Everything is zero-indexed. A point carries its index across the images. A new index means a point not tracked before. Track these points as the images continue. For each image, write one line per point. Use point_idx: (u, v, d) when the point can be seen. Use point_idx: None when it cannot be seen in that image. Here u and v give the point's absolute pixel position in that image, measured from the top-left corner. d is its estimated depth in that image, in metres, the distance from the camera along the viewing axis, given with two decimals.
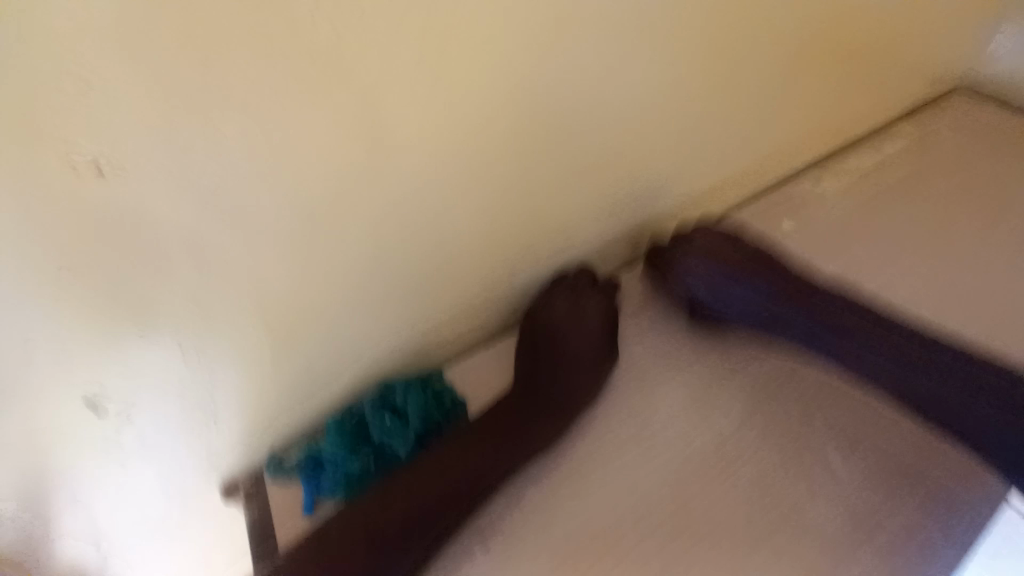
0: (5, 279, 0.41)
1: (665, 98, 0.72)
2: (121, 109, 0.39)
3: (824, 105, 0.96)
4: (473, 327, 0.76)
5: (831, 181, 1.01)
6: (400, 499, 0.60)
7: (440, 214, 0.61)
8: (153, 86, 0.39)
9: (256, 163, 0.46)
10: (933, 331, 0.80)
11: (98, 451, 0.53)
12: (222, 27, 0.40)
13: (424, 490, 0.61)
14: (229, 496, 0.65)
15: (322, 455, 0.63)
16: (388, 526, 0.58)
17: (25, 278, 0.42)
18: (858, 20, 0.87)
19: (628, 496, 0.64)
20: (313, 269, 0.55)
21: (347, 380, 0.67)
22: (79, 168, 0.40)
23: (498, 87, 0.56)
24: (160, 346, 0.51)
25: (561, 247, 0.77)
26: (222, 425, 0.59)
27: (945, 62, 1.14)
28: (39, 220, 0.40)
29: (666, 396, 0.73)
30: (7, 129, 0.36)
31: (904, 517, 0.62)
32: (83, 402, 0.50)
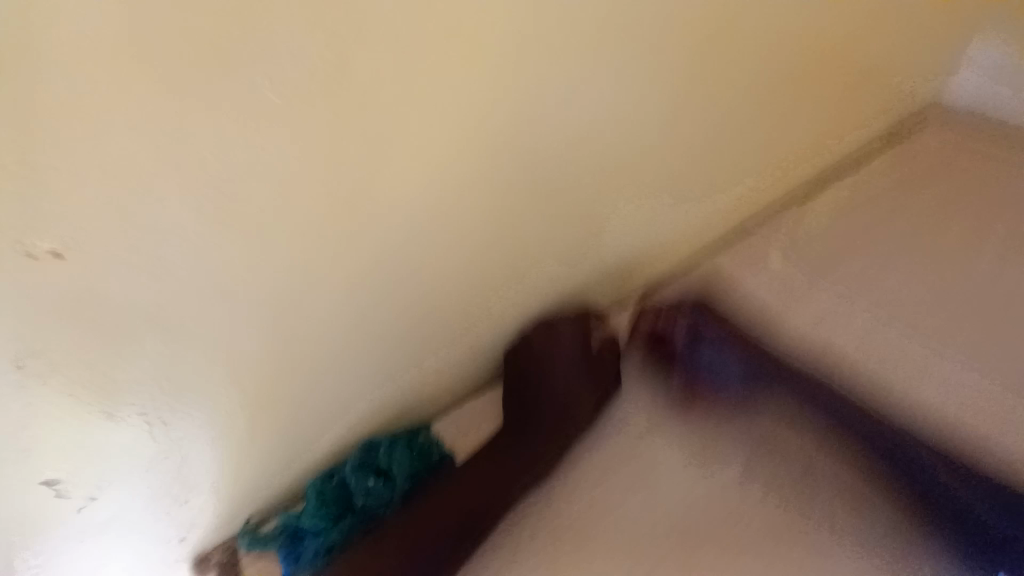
0: None
1: (644, 138, 0.72)
2: (86, 186, 0.39)
3: (806, 137, 0.96)
4: (455, 380, 0.74)
5: (819, 211, 0.99)
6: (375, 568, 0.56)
7: (418, 251, 0.59)
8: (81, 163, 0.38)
9: (211, 235, 0.45)
10: (935, 368, 0.76)
11: (55, 535, 0.50)
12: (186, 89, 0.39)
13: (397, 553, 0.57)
14: (202, 571, 0.60)
15: (301, 524, 0.60)
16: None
17: None
18: (830, 54, 0.88)
19: (637, 555, 0.60)
20: (289, 330, 0.54)
21: (326, 442, 0.64)
22: (32, 254, 0.39)
23: (474, 134, 0.56)
24: (125, 421, 0.49)
25: (547, 286, 0.76)
26: (192, 500, 0.56)
27: (921, 90, 1.15)
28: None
29: (666, 442, 0.70)
30: None
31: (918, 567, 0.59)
32: (44, 487, 0.47)
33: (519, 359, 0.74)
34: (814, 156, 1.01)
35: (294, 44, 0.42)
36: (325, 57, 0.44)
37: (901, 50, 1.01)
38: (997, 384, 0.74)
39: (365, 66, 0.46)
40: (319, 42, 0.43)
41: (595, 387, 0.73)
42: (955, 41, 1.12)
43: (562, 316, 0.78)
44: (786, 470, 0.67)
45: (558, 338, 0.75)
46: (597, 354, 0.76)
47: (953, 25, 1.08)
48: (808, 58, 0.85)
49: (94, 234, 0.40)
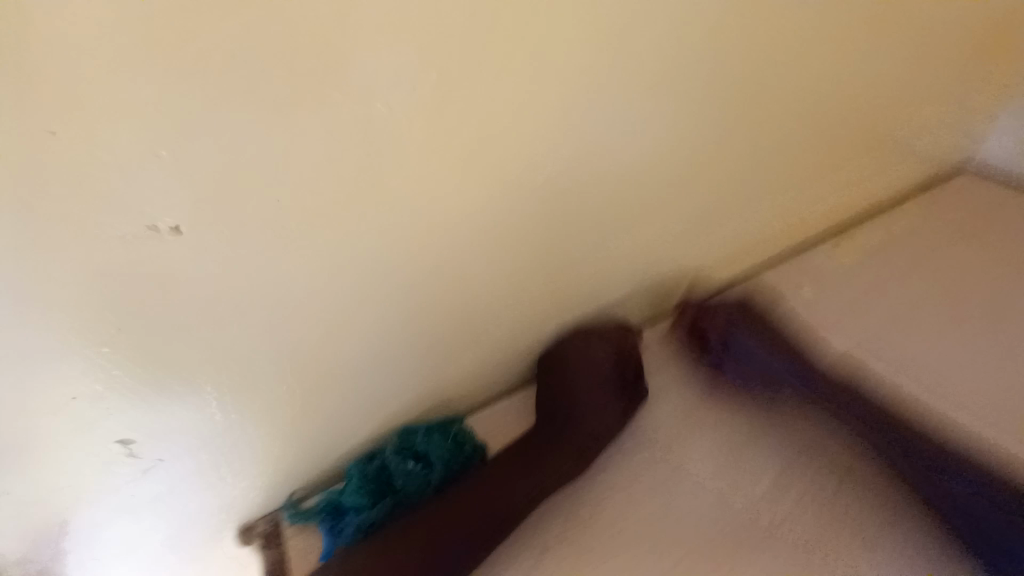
0: (71, 320, 0.44)
1: (695, 161, 0.74)
2: (201, 173, 0.43)
3: (847, 173, 0.98)
4: (492, 379, 0.76)
5: (848, 254, 1.02)
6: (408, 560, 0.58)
7: (473, 264, 0.63)
8: (206, 150, 0.42)
9: (299, 225, 0.49)
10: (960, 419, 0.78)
11: (124, 489, 0.54)
12: (296, 91, 0.43)
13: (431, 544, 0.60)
14: (246, 539, 0.63)
15: (343, 501, 0.63)
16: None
17: (92, 319, 0.45)
18: (881, 95, 0.90)
19: (663, 564, 0.62)
20: (351, 319, 0.58)
21: (369, 428, 0.67)
22: (155, 228, 0.43)
23: (538, 151, 0.60)
24: (200, 390, 0.53)
25: (587, 300, 0.78)
26: (244, 470, 0.60)
27: (961, 139, 1.16)
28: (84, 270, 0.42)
29: (693, 457, 0.72)
30: (103, 188, 0.40)
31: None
32: (116, 444, 0.51)
33: (555, 361, 0.76)
34: (852, 194, 1.03)
35: (394, 58, 0.46)
36: (419, 72, 0.48)
37: (949, 96, 1.03)
38: (1013, 436, 0.76)
39: (456, 87, 0.51)
40: (421, 61, 0.48)
41: (626, 395, 0.75)
42: (1000, 94, 1.14)
43: (598, 324, 0.81)
44: (804, 502, 0.68)
45: (594, 344, 0.77)
46: (631, 364, 0.78)
47: (999, 79, 1.10)
48: (859, 99, 0.88)
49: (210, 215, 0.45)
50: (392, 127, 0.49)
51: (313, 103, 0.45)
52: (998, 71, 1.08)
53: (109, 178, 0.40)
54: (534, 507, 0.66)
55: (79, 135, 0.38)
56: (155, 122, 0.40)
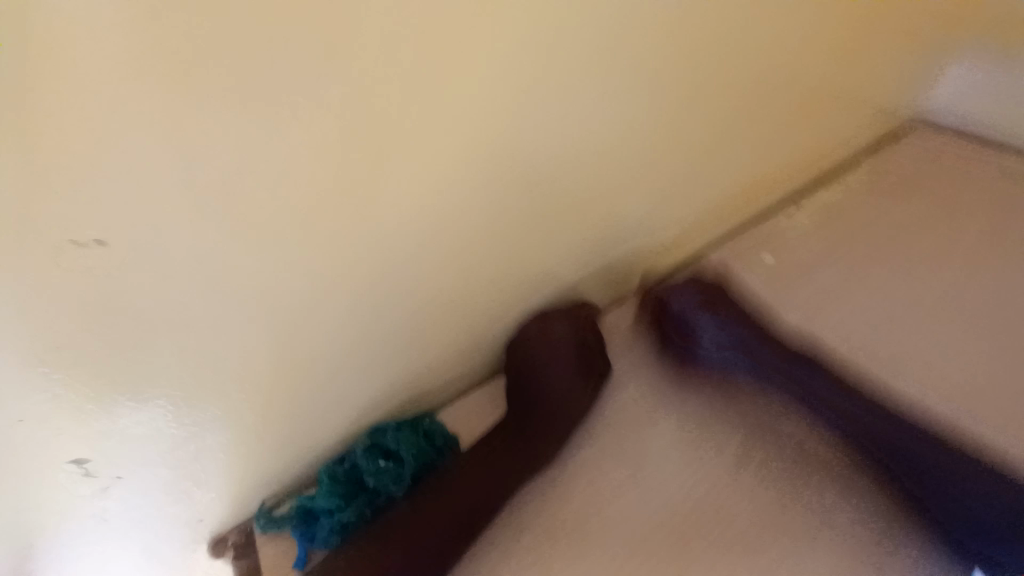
0: (12, 341, 0.43)
1: (641, 139, 0.74)
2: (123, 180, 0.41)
3: (798, 142, 0.99)
4: (457, 371, 0.76)
5: (804, 218, 1.03)
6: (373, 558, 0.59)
7: (420, 256, 0.62)
8: (118, 156, 0.41)
9: (233, 231, 0.48)
10: (913, 375, 0.80)
11: (85, 511, 0.53)
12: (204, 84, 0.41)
13: (396, 541, 0.60)
14: (218, 552, 0.63)
15: (314, 506, 0.63)
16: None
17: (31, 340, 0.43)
18: (825, 61, 0.91)
19: (631, 541, 0.64)
20: (298, 318, 0.56)
21: (336, 429, 0.67)
22: (80, 242, 0.42)
23: (476, 136, 0.59)
24: (151, 404, 0.52)
25: (545, 285, 0.78)
26: (209, 483, 0.59)
27: (910, 100, 1.17)
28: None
29: (657, 434, 0.74)
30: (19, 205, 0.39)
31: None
32: (71, 466, 0.50)
33: (517, 349, 0.76)
34: (805, 159, 1.04)
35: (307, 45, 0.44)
36: (337, 58, 0.46)
37: (895, 57, 1.03)
38: (969, 383, 0.79)
39: (377, 79, 0.49)
40: (339, 61, 0.46)
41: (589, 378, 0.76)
42: (945, 55, 1.15)
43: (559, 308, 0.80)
44: (767, 465, 0.71)
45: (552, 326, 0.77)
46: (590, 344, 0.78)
47: (943, 38, 1.11)
48: (801, 65, 0.87)
49: (135, 226, 0.44)
50: (319, 130, 0.48)
51: (226, 105, 0.43)
52: (942, 27, 1.08)
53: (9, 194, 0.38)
54: (507, 495, 0.66)
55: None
56: (54, 131, 0.38)
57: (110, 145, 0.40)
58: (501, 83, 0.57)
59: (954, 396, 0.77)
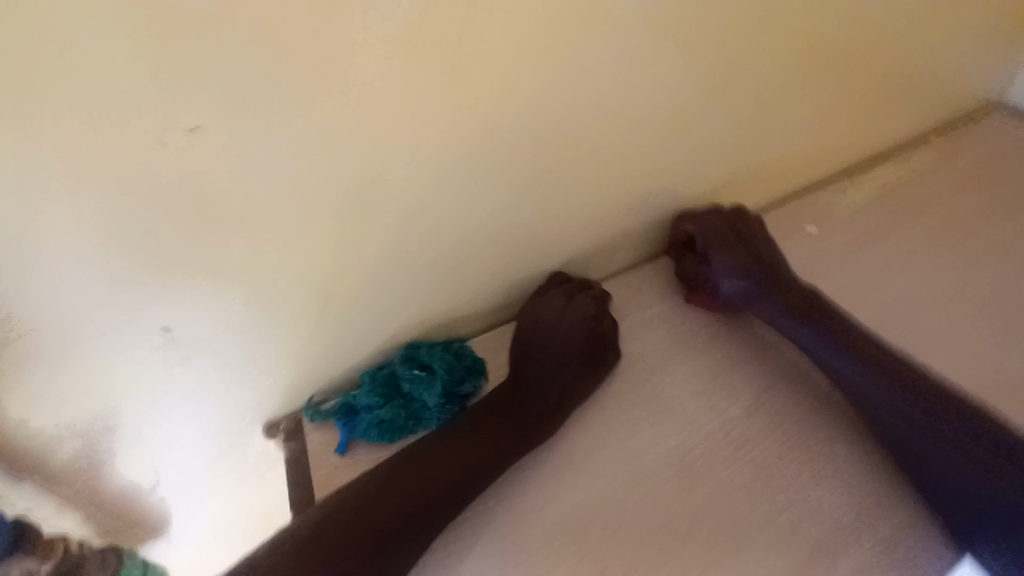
0: (119, 216, 0.48)
1: (703, 90, 0.73)
2: (223, 73, 0.45)
3: (863, 113, 0.95)
4: (492, 304, 0.81)
5: (855, 194, 1.01)
6: (404, 482, 0.62)
7: (470, 188, 0.65)
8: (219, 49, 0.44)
9: (306, 134, 0.52)
10: (950, 356, 0.78)
11: (166, 378, 0.61)
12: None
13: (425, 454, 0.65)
14: (271, 434, 0.72)
15: (356, 403, 0.69)
16: (387, 527, 0.59)
17: (133, 215, 0.49)
18: (905, 25, 0.86)
19: (633, 471, 0.68)
20: (354, 228, 0.61)
21: (378, 340, 0.73)
22: (181, 132, 0.46)
23: (539, 71, 0.60)
24: (225, 288, 0.58)
25: (583, 232, 0.80)
26: (268, 370, 0.67)
27: (989, 81, 1.11)
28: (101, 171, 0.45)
29: (674, 380, 0.77)
30: (133, 88, 0.43)
31: (877, 552, 0.63)
32: (157, 334, 0.57)
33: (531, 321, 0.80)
34: (868, 134, 1.00)
35: None
36: None
37: (979, 32, 0.97)
38: (1010, 370, 0.76)
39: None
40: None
41: (591, 340, 0.78)
42: None
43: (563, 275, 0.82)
44: (779, 424, 0.73)
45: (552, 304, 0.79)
46: (591, 307, 0.80)
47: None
48: (877, 30, 0.84)
49: (225, 124, 0.47)
50: (393, 45, 0.50)
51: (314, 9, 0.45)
52: None
53: (116, 84, 0.42)
54: (540, 431, 0.70)
55: (88, 30, 0.39)
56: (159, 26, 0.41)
57: (208, 46, 0.43)
58: (578, 19, 0.58)
59: (986, 379, 0.76)
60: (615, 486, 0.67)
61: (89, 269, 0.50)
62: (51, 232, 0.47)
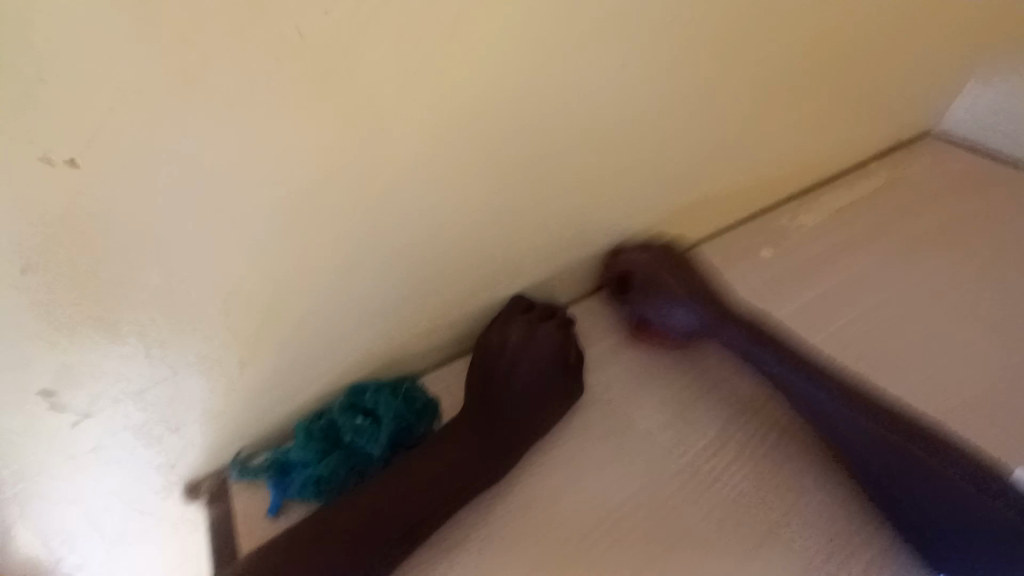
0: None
1: (651, 118, 0.73)
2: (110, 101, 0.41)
3: (808, 137, 0.98)
4: (443, 339, 0.76)
5: (805, 218, 1.03)
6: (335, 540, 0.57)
7: (414, 220, 0.61)
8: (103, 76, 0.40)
9: (215, 162, 0.47)
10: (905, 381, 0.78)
11: (56, 444, 0.53)
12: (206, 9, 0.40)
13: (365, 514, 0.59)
14: (192, 497, 0.64)
15: (290, 458, 0.62)
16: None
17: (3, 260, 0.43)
18: (843, 54, 0.89)
19: (598, 519, 0.63)
20: (281, 267, 0.55)
21: (315, 386, 0.66)
22: (49, 160, 0.41)
23: (486, 98, 0.58)
24: (125, 340, 0.51)
25: (537, 262, 0.77)
26: (185, 426, 0.59)
27: (923, 109, 1.17)
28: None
29: (639, 415, 0.74)
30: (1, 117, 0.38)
31: None
32: (39, 395, 0.50)
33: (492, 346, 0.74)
34: (812, 160, 1.03)
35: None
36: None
37: (907, 65, 1.03)
38: (962, 393, 0.77)
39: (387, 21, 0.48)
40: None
41: (554, 373, 0.73)
42: (961, 67, 1.15)
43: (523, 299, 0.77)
44: (743, 456, 0.71)
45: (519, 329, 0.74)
46: (559, 336, 0.76)
47: (963, 49, 1.10)
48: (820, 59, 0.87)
49: (106, 151, 0.42)
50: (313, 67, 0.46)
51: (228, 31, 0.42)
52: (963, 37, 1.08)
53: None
54: (492, 478, 0.66)
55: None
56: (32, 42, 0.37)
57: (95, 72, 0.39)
58: (532, 46, 0.57)
59: (939, 402, 0.76)
60: (579, 536, 0.62)
61: None
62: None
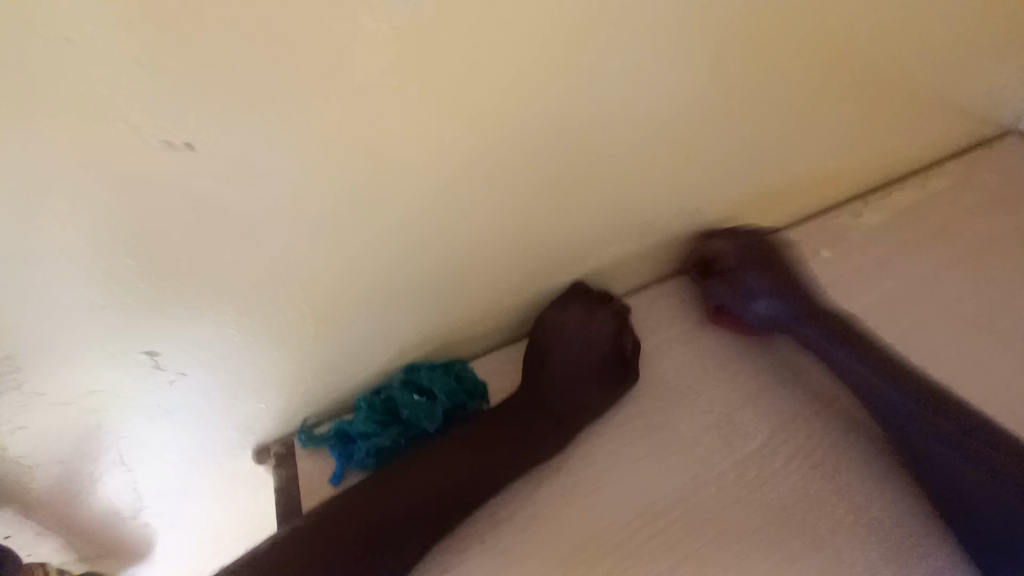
0: (110, 234, 0.46)
1: (727, 116, 0.71)
2: (229, 93, 0.43)
3: (886, 134, 0.92)
4: (496, 325, 0.78)
5: (871, 217, 0.98)
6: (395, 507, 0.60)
7: (479, 209, 0.62)
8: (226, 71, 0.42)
9: (307, 152, 0.49)
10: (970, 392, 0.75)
11: (153, 401, 0.58)
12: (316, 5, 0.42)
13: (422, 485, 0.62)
14: (261, 459, 0.68)
15: (352, 430, 0.66)
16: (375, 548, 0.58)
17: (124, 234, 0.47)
18: (937, 48, 0.83)
19: (641, 508, 0.64)
20: (355, 248, 0.58)
21: (376, 363, 0.70)
22: (169, 144, 0.44)
23: (562, 92, 0.57)
24: (217, 310, 0.55)
25: (593, 254, 0.78)
26: (261, 393, 0.64)
27: (1010, 106, 1.09)
28: (83, 189, 0.43)
29: (686, 409, 0.73)
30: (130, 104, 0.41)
31: None
32: (143, 356, 0.55)
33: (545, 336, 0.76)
34: (887, 158, 0.97)
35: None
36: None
37: (1006, 58, 0.95)
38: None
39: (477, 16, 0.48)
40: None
41: (602, 364, 0.75)
42: None
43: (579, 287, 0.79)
44: (795, 457, 0.69)
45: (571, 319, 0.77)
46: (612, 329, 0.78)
47: None
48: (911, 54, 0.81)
49: (216, 138, 0.45)
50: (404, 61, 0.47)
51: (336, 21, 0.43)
52: None
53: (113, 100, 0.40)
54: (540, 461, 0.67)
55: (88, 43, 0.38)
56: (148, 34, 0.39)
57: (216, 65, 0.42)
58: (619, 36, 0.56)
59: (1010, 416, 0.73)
60: (623, 522, 0.62)
61: (76, 289, 0.48)
62: (26, 249, 0.44)
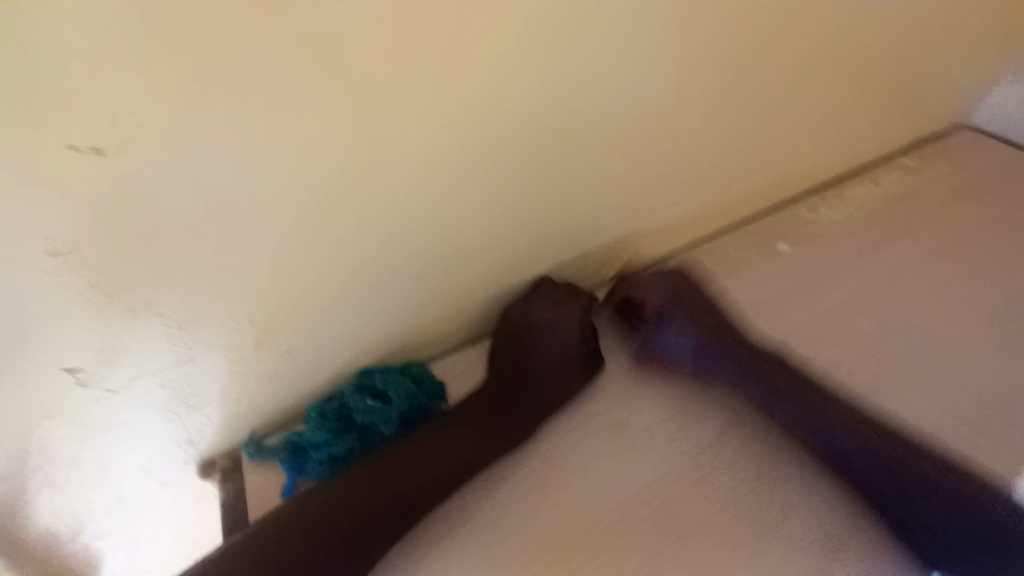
0: (18, 247, 0.43)
1: (668, 113, 0.72)
2: (142, 96, 0.41)
3: (830, 132, 0.95)
4: (454, 328, 0.77)
5: (828, 212, 1.00)
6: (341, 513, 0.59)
7: (426, 209, 0.61)
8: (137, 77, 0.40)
9: (235, 158, 0.47)
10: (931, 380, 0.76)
11: (82, 420, 0.55)
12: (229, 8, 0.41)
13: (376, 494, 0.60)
14: (207, 473, 0.66)
15: (304, 440, 0.64)
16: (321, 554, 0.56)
17: (33, 245, 0.44)
18: (865, 52, 0.88)
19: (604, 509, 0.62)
20: (294, 253, 0.56)
21: (327, 371, 0.68)
22: (77, 149, 0.41)
23: (499, 93, 0.57)
24: (144, 321, 0.52)
25: (549, 254, 0.77)
26: (202, 406, 0.61)
27: (952, 101, 1.13)
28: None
29: (645, 406, 0.73)
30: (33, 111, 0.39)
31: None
32: (65, 372, 0.51)
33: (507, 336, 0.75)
34: (834, 155, 1.00)
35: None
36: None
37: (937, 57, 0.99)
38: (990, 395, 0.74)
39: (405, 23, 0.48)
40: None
41: (563, 364, 0.74)
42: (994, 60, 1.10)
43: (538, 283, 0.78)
44: (750, 450, 0.69)
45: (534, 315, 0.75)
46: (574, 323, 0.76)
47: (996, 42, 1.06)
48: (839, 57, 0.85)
49: (131, 142, 0.43)
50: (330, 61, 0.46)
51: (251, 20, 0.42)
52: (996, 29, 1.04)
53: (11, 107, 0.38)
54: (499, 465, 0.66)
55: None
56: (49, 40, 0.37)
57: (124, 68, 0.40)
58: (553, 42, 0.57)
59: (968, 403, 0.73)
60: (586, 524, 0.61)
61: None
62: None
